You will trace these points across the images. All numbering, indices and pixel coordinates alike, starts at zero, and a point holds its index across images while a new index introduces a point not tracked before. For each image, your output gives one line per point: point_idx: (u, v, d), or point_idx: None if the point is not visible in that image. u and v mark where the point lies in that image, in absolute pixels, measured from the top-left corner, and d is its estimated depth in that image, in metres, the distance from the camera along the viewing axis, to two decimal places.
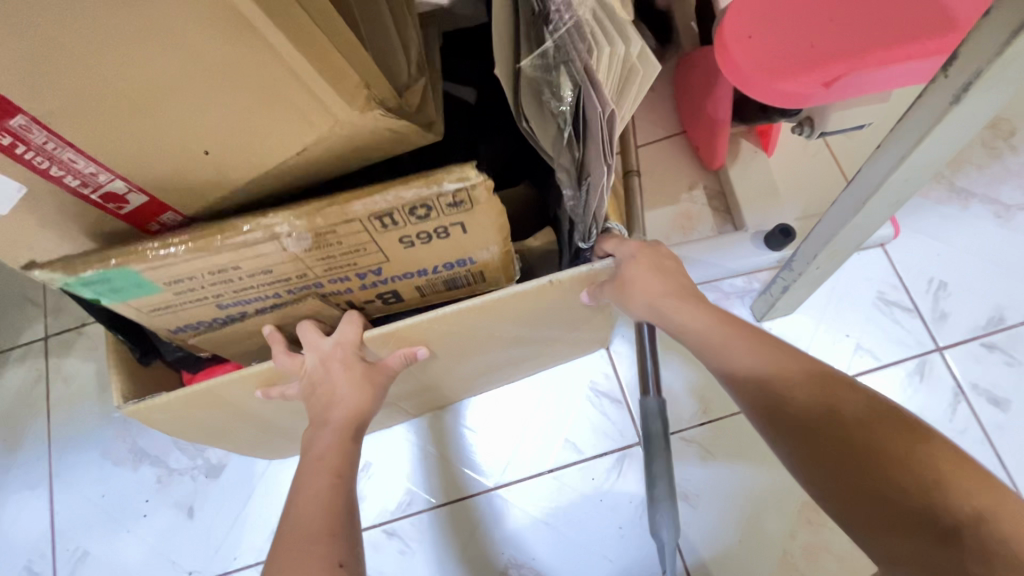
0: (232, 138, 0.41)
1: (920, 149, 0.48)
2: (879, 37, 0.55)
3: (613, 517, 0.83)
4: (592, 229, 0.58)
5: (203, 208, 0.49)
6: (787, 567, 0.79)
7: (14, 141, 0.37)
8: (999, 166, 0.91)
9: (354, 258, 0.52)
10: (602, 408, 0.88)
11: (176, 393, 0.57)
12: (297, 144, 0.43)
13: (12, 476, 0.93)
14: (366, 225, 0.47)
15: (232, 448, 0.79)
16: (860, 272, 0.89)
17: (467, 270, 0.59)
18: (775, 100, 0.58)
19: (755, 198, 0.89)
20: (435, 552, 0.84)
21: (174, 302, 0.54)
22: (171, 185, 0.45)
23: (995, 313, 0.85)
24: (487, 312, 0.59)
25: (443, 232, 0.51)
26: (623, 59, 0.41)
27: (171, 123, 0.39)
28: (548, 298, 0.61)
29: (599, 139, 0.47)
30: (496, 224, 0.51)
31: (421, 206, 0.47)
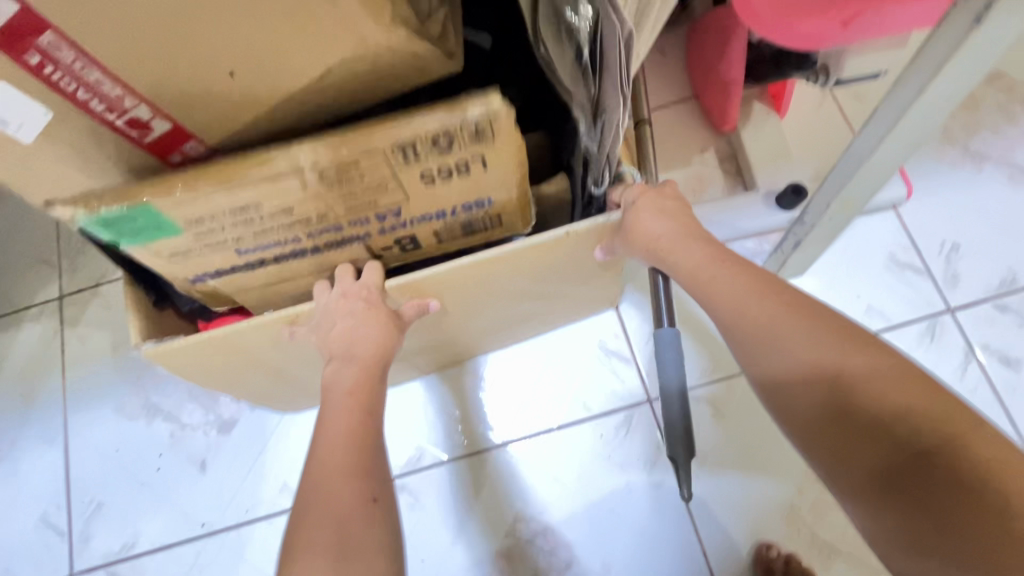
0: (255, 58, 0.41)
1: (939, 79, 0.48)
2: None
3: (622, 474, 0.84)
4: (604, 172, 0.59)
5: (223, 141, 0.49)
6: (796, 523, 0.80)
7: (43, 60, 0.37)
8: (1014, 129, 0.91)
9: (374, 196, 0.52)
10: (612, 367, 0.88)
11: (194, 338, 0.58)
12: (321, 66, 0.43)
13: (28, 431, 0.94)
14: (388, 156, 0.48)
15: (247, 399, 0.80)
16: (872, 234, 0.88)
17: (485, 212, 0.59)
18: (794, 41, 0.57)
19: (767, 160, 0.89)
20: (444, 507, 0.85)
21: (193, 246, 0.54)
22: (195, 116, 0.45)
23: (1007, 274, 0.85)
24: (507, 258, 0.60)
25: (464, 167, 0.51)
26: None
27: (197, 42, 0.39)
28: (567, 248, 0.61)
29: (617, 67, 0.48)
30: (516, 159, 0.52)
31: (444, 135, 0.47)
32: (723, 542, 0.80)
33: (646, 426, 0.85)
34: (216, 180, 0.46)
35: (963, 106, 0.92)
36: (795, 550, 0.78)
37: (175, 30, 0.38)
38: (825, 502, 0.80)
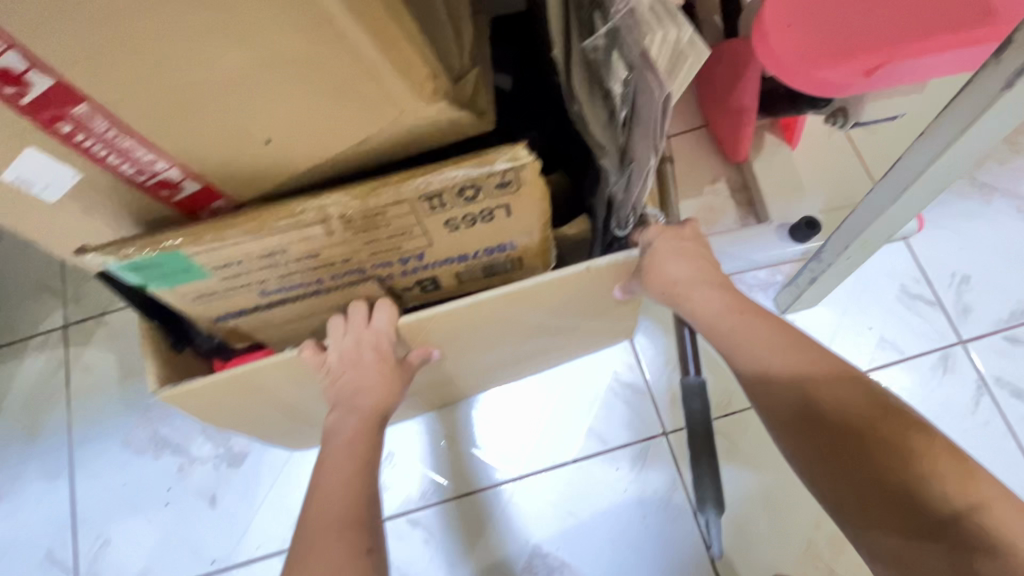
0: (290, 124, 0.41)
1: (966, 137, 0.48)
2: (919, 30, 0.55)
3: (637, 507, 0.84)
4: (628, 217, 0.58)
5: (253, 193, 0.49)
6: (812, 558, 0.80)
7: (75, 128, 0.38)
8: (1022, 161, 0.92)
9: (399, 240, 0.52)
10: (623, 397, 0.88)
11: (211, 378, 0.56)
12: (359, 129, 0.43)
13: (31, 464, 0.93)
14: (415, 207, 0.47)
15: (256, 439, 0.78)
16: (883, 266, 0.89)
17: (506, 254, 0.59)
18: (815, 90, 0.57)
19: (778, 191, 0.89)
20: (457, 545, 0.84)
21: (219, 288, 0.54)
22: (228, 170, 0.45)
23: (1017, 306, 0.86)
24: (524, 297, 0.59)
25: (488, 215, 0.51)
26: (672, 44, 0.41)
27: (237, 109, 0.39)
28: (585, 284, 0.61)
29: (649, 123, 0.46)
30: (540, 205, 0.51)
31: (470, 186, 0.47)
32: None
33: (660, 459, 0.85)
34: (244, 230, 0.46)
35: None
36: None
37: (212, 101, 0.38)
38: (840, 536, 0.80)
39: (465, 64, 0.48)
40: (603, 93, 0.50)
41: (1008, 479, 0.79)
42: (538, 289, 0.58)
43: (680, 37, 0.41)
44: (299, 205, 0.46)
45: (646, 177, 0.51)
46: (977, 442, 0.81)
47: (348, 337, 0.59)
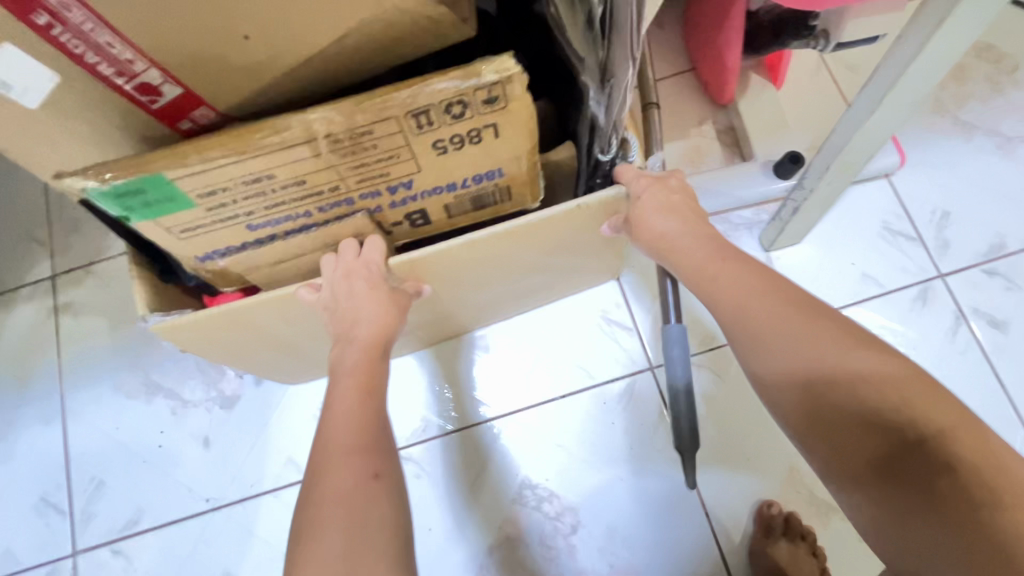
0: (269, 16, 0.39)
1: (938, 37, 0.50)
2: None
3: (624, 440, 0.85)
4: (611, 140, 0.60)
5: (233, 106, 0.47)
6: (795, 483, 0.82)
7: (51, 19, 0.36)
8: (1002, 99, 0.93)
9: (388, 166, 0.48)
10: (615, 337, 0.89)
11: (203, 313, 0.56)
12: (337, 28, 0.41)
13: (23, 411, 0.93)
14: (402, 123, 0.44)
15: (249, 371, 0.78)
16: (866, 203, 0.90)
17: (493, 185, 0.56)
18: (795, 1, 0.58)
19: (765, 131, 0.90)
20: (449, 478, 0.85)
21: (204, 221, 0.50)
22: (207, 81, 0.43)
23: (996, 240, 0.87)
24: (518, 234, 0.58)
25: (477, 137, 0.48)
26: None
27: (208, 8, 0.37)
28: (577, 221, 0.60)
29: (627, 31, 0.46)
30: (529, 126, 0.48)
31: (458, 102, 0.43)
32: (726, 503, 0.82)
33: (647, 395, 0.86)
34: (227, 151, 0.43)
35: (953, 77, 0.94)
36: (795, 509, 0.81)
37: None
38: None
39: None
40: (583, 8, 0.48)
41: (983, 404, 0.82)
42: (532, 227, 0.57)
43: None
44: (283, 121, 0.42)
45: (623, 91, 0.52)
46: (954, 370, 0.83)
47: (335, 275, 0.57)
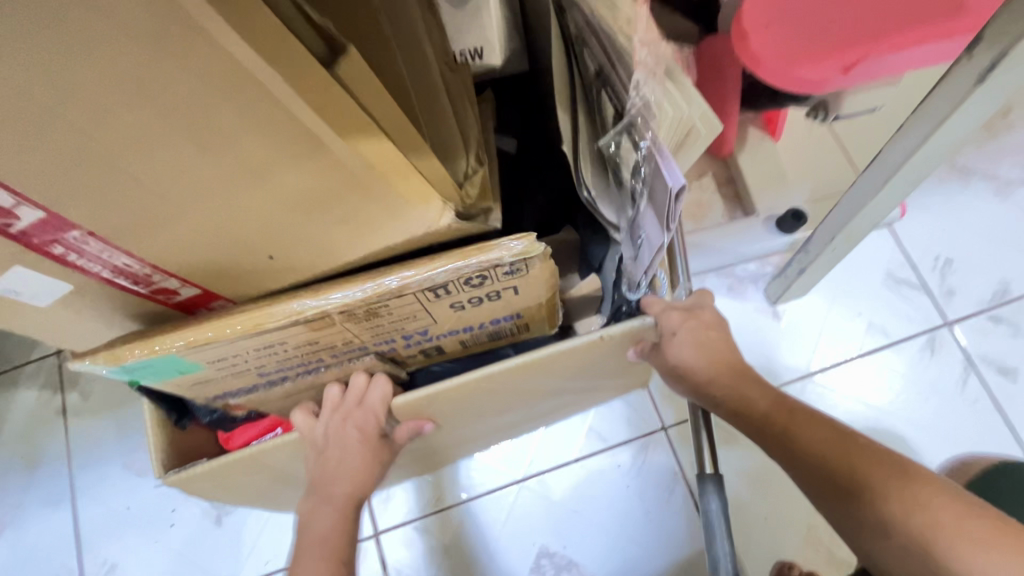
0: (295, 242, 0.38)
1: (941, 131, 0.50)
2: (896, 21, 0.55)
3: (641, 502, 0.85)
4: (639, 281, 0.51)
5: (246, 292, 0.44)
6: (812, 542, 0.81)
7: (67, 250, 0.33)
8: (997, 144, 0.94)
9: (403, 323, 0.49)
10: (624, 417, 0.88)
11: (217, 461, 0.53)
12: (365, 244, 0.40)
13: (32, 492, 0.92)
14: (418, 297, 0.44)
15: (259, 507, 0.75)
16: (869, 252, 0.91)
17: (512, 322, 0.57)
18: (798, 87, 0.58)
19: (765, 182, 0.89)
20: (465, 549, 0.84)
21: (214, 375, 0.50)
22: (215, 277, 0.40)
23: (999, 287, 0.88)
24: (531, 369, 0.55)
25: (494, 295, 0.48)
26: (681, 121, 0.44)
27: (217, 228, 0.34)
28: (598, 353, 0.56)
29: (662, 205, 0.41)
30: (547, 281, 0.48)
31: (476, 276, 0.43)
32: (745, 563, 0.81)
33: (657, 452, 0.86)
34: (240, 330, 0.42)
35: None
36: (815, 569, 0.80)
37: (213, 227, 0.34)
38: None
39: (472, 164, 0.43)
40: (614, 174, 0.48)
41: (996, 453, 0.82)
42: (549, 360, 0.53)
43: (691, 114, 0.42)
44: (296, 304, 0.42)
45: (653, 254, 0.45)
46: (965, 420, 0.83)
47: (338, 412, 0.56)
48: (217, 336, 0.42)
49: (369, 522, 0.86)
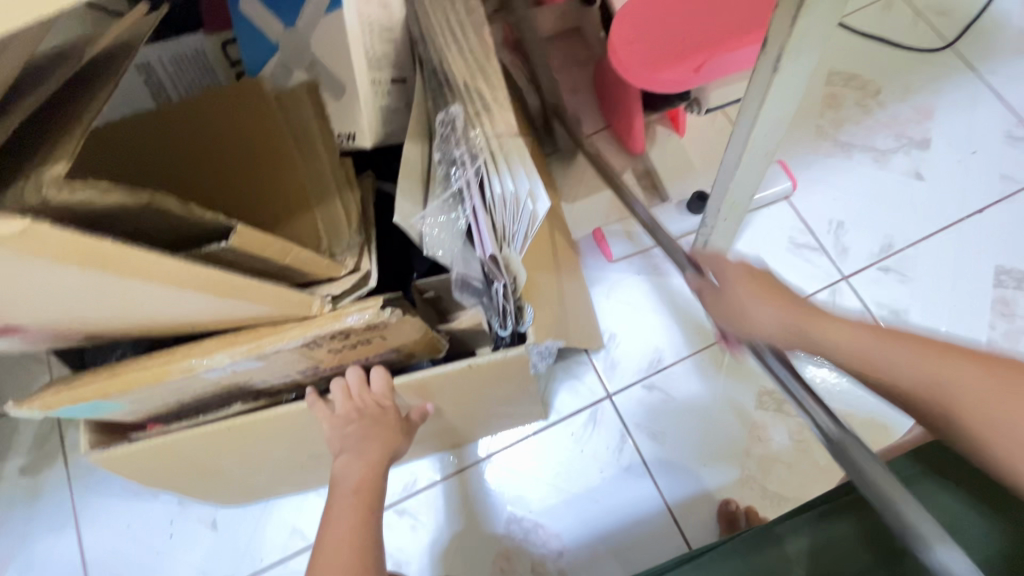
0: (192, 315, 0.52)
1: (764, 111, 0.62)
2: (726, 31, 0.69)
3: (596, 464, 0.94)
4: (502, 319, 0.66)
5: (138, 324, 0.55)
6: (749, 482, 0.91)
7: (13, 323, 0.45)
8: (872, 120, 1.08)
9: (290, 364, 0.63)
10: (562, 418, 0.96)
11: (136, 446, 0.68)
12: (242, 314, 0.54)
13: (37, 521, 0.99)
14: (296, 351, 0.59)
15: (206, 499, 0.88)
16: (772, 223, 1.03)
17: (395, 352, 0.70)
18: (657, 88, 0.71)
19: (675, 174, 1.03)
20: (439, 525, 0.93)
21: (141, 405, 0.64)
22: (117, 322, 0.53)
23: (885, 242, 1.01)
24: (429, 385, 0.70)
25: (363, 341, 0.63)
26: (513, 197, 0.53)
27: (125, 311, 0.48)
28: (477, 376, 0.71)
29: (488, 259, 0.57)
30: (413, 328, 0.63)
31: (342, 334, 0.58)
32: (690, 507, 0.91)
33: (606, 418, 0.96)
34: (150, 375, 0.55)
35: (828, 106, 1.09)
36: (751, 504, 0.90)
37: (123, 308, 0.47)
38: (771, 459, 0.92)
39: (351, 235, 0.61)
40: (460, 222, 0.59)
41: None
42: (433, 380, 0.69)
43: (518, 191, 0.52)
44: (200, 361, 0.55)
45: (500, 295, 0.61)
46: None
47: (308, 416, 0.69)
48: (134, 374, 0.55)
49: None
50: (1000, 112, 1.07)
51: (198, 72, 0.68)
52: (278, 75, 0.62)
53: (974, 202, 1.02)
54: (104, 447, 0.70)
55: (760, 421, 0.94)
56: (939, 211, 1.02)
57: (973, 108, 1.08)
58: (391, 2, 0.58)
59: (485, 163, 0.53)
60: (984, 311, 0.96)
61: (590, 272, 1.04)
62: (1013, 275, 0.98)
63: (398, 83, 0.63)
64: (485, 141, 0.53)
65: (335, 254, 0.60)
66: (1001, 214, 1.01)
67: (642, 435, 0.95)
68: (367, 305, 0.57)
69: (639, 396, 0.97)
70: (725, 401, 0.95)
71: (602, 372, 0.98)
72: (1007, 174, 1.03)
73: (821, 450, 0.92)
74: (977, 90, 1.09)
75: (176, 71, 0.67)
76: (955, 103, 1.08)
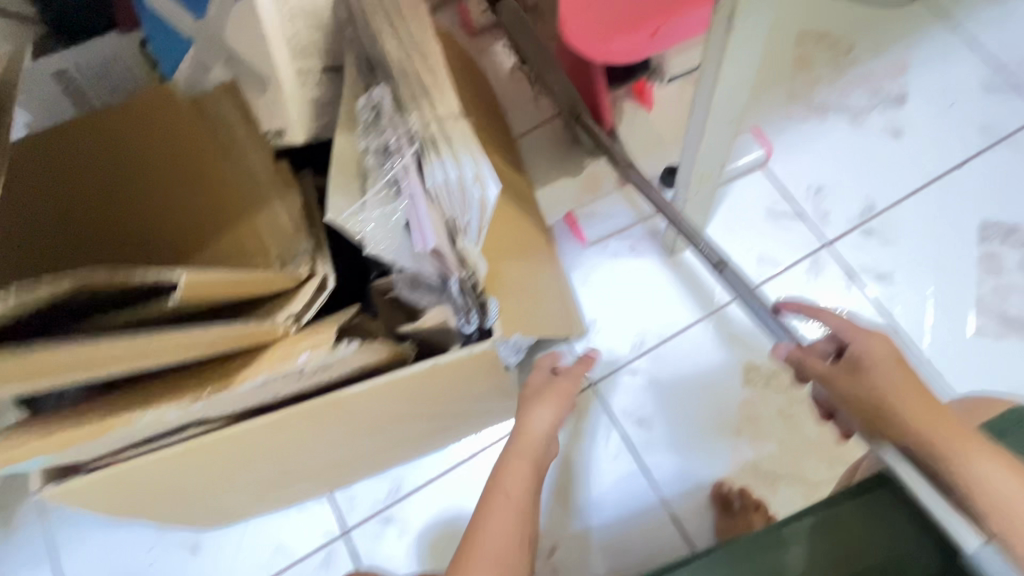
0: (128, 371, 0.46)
1: (723, 76, 0.58)
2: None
3: (582, 455, 0.91)
4: (465, 314, 0.63)
5: None
6: (740, 461, 0.89)
7: None
8: (845, 78, 1.04)
9: (246, 401, 0.58)
10: None
11: (87, 478, 0.63)
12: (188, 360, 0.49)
13: (9, 558, 0.95)
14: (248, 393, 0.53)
15: (180, 523, 0.84)
16: (748, 194, 1.00)
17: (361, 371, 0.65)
18: (615, 59, 0.66)
19: (644, 148, 0.99)
20: (426, 529, 0.91)
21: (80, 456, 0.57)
22: None
23: (866, 204, 0.98)
24: (391, 394, 0.67)
25: (323, 371, 0.57)
26: (459, 182, 0.50)
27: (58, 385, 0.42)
28: (442, 379, 0.67)
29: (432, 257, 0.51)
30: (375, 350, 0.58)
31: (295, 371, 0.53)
32: (683, 492, 0.89)
33: (591, 410, 0.93)
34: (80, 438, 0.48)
35: (800, 68, 1.05)
36: (745, 484, 0.88)
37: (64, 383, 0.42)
38: (762, 437, 0.90)
39: (300, 243, 0.56)
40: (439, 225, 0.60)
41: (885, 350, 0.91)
42: (395, 388, 0.65)
43: (462, 175, 0.50)
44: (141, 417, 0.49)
45: None
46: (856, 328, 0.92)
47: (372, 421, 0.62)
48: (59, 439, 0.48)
49: (337, 523, 0.92)
50: (976, 62, 1.03)
51: (121, 74, 0.63)
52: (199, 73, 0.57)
53: (953, 156, 0.99)
54: (59, 481, 0.65)
55: (749, 399, 0.91)
56: (918, 168, 0.99)
57: (947, 58, 1.04)
58: None
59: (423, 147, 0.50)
60: (970, 269, 0.93)
61: (565, 259, 1.00)
62: (997, 228, 0.95)
63: (331, 72, 0.57)
64: (423, 124, 0.51)
65: (284, 265, 0.55)
66: (981, 167, 0.98)
67: (629, 421, 0.92)
68: (319, 341, 0.52)
69: (623, 381, 0.93)
70: (706, 383, 0.92)
71: (584, 356, 0.95)
72: (985, 125, 1.00)
73: (812, 423, 0.89)
74: (951, 40, 1.05)
75: (100, 75, 0.62)
76: (929, 55, 1.04)
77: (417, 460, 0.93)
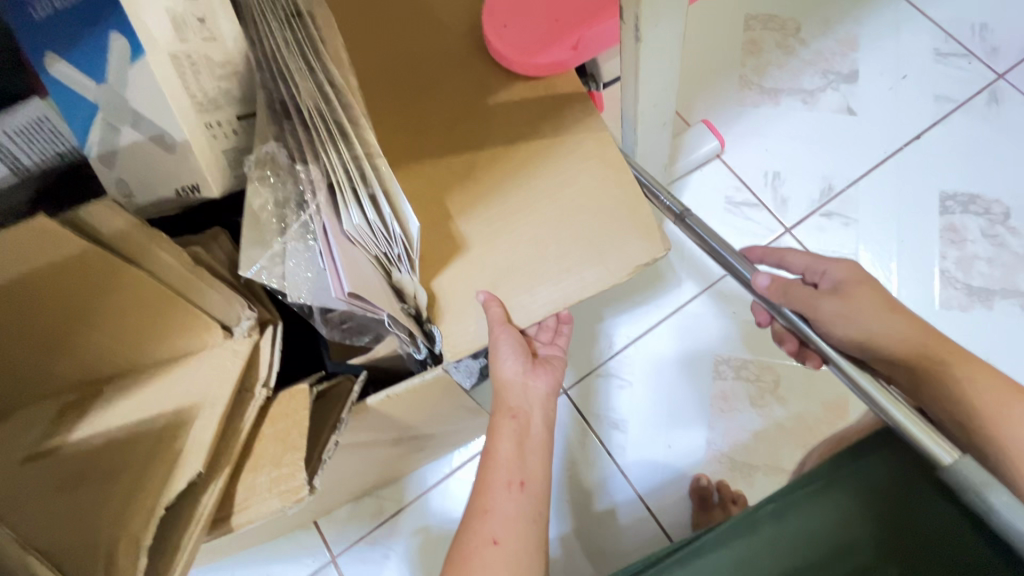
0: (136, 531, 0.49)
1: (642, 82, 0.58)
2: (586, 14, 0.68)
3: (560, 462, 0.91)
4: (408, 347, 0.60)
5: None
6: (715, 455, 0.90)
7: None
8: (795, 60, 1.03)
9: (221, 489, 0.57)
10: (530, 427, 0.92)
11: None
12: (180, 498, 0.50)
13: None
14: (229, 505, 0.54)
15: None
16: (706, 185, 0.99)
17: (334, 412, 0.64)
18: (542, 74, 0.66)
19: None
20: (413, 548, 0.92)
21: None
22: None
23: (824, 185, 0.97)
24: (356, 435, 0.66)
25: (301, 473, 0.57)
26: (378, 223, 0.51)
27: None
28: (405, 412, 0.67)
29: (351, 304, 0.51)
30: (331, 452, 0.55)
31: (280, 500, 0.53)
32: (661, 490, 0.89)
33: (568, 418, 0.92)
34: None
35: (749, 53, 1.04)
36: (722, 478, 0.89)
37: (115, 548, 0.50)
38: (735, 430, 0.90)
39: (236, 312, 0.54)
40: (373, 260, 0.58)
41: None
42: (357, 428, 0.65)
43: (380, 216, 0.50)
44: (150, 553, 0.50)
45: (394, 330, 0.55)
46: None
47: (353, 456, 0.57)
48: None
49: (325, 548, 0.93)
50: (924, 32, 1.03)
51: (46, 135, 0.51)
52: (105, 137, 0.52)
53: (909, 129, 0.98)
54: None
55: (720, 392, 0.92)
56: (874, 144, 0.98)
57: (899, 29, 1.03)
58: (219, 34, 0.50)
59: (338, 190, 0.49)
60: (933, 242, 0.93)
61: None
62: (958, 198, 0.95)
63: (246, 120, 0.57)
64: (336, 163, 0.49)
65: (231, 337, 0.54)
66: (937, 138, 0.97)
67: (604, 426, 0.92)
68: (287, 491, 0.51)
69: (596, 387, 0.93)
70: (677, 379, 0.93)
71: None
72: (939, 94, 0.99)
73: (784, 411, 0.90)
74: (897, 13, 1.04)
75: (27, 143, 0.50)
76: (880, 28, 1.03)
77: (398, 482, 0.94)
